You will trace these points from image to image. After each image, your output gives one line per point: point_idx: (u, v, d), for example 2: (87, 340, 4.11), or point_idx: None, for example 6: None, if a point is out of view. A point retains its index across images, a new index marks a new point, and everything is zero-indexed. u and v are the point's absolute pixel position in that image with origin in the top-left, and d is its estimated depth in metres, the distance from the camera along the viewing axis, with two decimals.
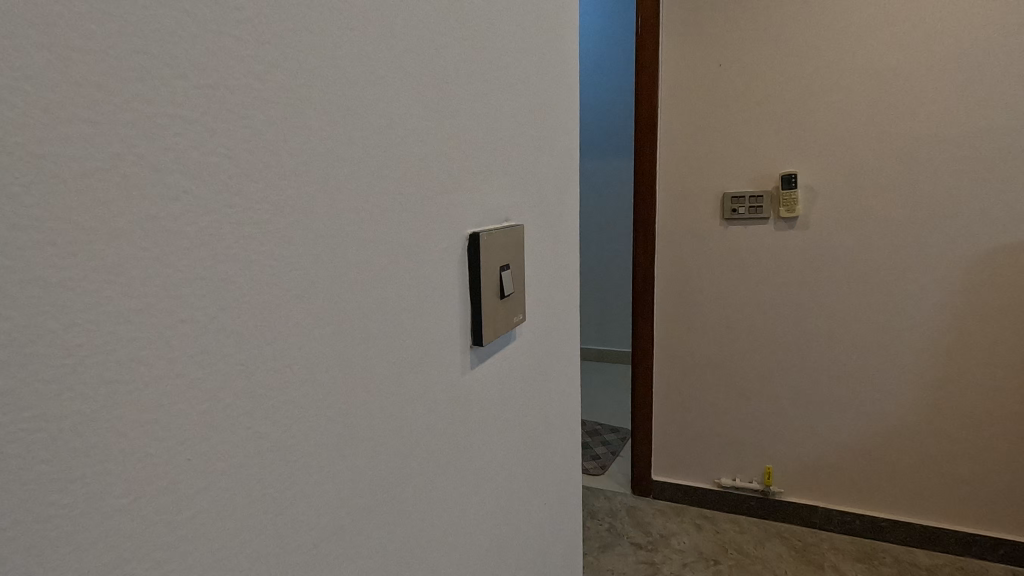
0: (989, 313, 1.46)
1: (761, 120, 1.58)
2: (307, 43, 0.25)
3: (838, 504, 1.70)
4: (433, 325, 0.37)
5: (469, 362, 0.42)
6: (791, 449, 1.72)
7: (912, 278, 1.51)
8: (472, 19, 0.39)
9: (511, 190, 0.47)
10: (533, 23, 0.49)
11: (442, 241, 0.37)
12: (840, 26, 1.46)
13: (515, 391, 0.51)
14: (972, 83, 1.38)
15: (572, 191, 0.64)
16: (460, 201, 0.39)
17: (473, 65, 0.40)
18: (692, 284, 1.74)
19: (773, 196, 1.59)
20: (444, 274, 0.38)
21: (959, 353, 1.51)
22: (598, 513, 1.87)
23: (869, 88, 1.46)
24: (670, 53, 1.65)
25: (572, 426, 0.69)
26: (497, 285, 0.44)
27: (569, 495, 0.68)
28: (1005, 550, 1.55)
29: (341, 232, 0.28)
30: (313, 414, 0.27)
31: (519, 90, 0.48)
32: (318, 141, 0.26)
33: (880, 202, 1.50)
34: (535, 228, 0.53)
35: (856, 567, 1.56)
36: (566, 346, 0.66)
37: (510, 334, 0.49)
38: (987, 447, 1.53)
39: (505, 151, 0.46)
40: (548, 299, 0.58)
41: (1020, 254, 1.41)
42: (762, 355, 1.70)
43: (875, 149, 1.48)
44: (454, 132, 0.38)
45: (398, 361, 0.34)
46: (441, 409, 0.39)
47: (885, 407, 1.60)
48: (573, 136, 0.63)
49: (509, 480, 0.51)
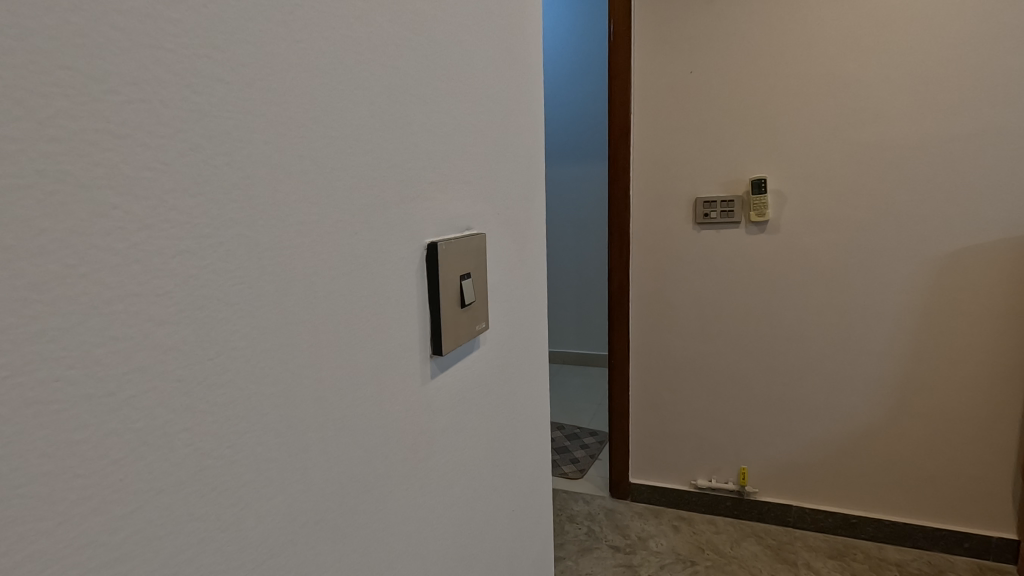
0: (951, 313, 1.51)
1: (731, 126, 1.61)
2: (251, 55, 0.25)
3: (811, 502, 1.73)
4: (390, 335, 0.37)
5: (429, 371, 0.42)
6: (765, 449, 1.75)
7: (879, 280, 1.55)
8: (427, 30, 0.39)
9: (472, 199, 0.47)
10: (492, 33, 0.50)
11: (399, 250, 0.38)
12: (808, 34, 1.49)
13: (480, 399, 0.51)
14: (930, 91, 1.43)
15: (537, 197, 0.65)
16: (418, 210, 0.39)
17: (429, 75, 0.40)
18: (667, 288, 1.76)
19: (743, 201, 1.63)
20: (401, 283, 0.38)
21: (924, 352, 1.55)
22: (577, 517, 1.87)
23: (834, 95, 1.50)
24: (641, 60, 1.67)
25: (542, 432, 0.70)
26: (458, 293, 0.44)
27: (539, 500, 0.69)
28: (970, 544, 1.59)
29: (289, 243, 0.28)
30: (262, 428, 0.27)
31: (479, 97, 0.48)
32: (263, 152, 0.26)
33: (846, 205, 1.54)
34: (497, 234, 0.53)
35: (829, 564, 1.59)
36: (535, 353, 0.66)
37: (473, 342, 0.49)
38: (951, 443, 1.57)
39: (466, 160, 0.46)
40: (513, 306, 0.58)
41: (978, 255, 1.46)
42: (734, 357, 1.72)
43: (840, 154, 1.52)
44: (411, 142, 0.38)
45: (354, 372, 0.34)
46: (400, 418, 0.38)
47: (855, 406, 1.63)
48: (537, 142, 0.64)
49: (476, 489, 0.51)
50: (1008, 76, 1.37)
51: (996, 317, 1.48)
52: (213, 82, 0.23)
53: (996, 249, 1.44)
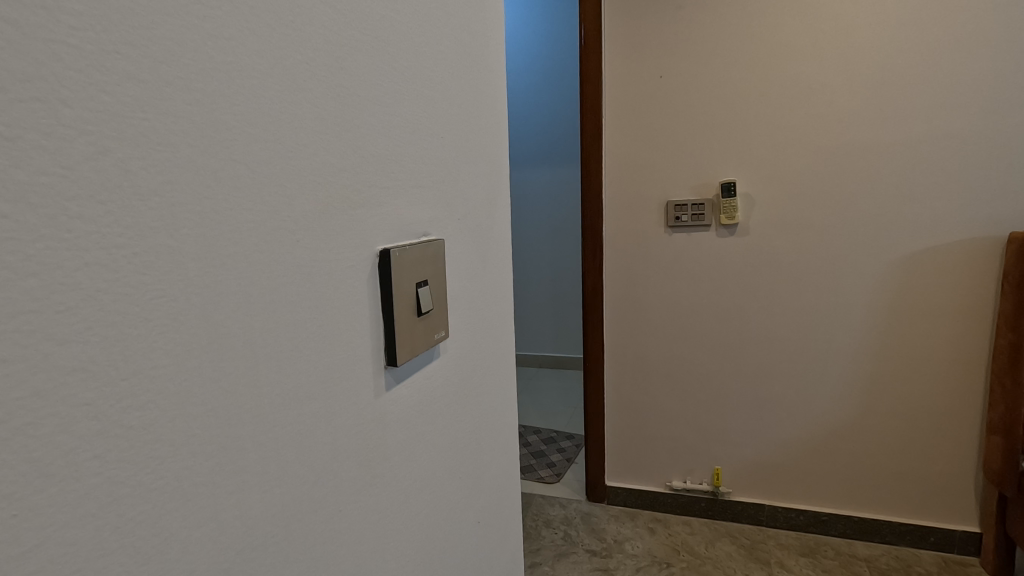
0: (914, 313, 1.55)
1: (700, 130, 1.62)
2: (173, 52, 0.24)
3: (783, 500, 1.75)
4: (338, 347, 0.36)
5: (383, 383, 0.41)
6: (738, 449, 1.76)
7: (845, 281, 1.58)
8: (376, 32, 0.38)
9: (428, 204, 0.46)
10: (448, 35, 0.49)
11: (348, 258, 0.36)
12: (773, 40, 1.52)
13: (440, 410, 0.49)
14: (890, 96, 1.46)
15: (501, 201, 0.64)
16: (368, 217, 0.38)
17: (379, 77, 0.39)
18: (640, 291, 1.77)
19: (714, 204, 1.64)
20: (351, 291, 0.37)
21: (889, 351, 1.58)
22: (554, 522, 1.86)
23: (800, 101, 1.53)
24: (612, 65, 1.68)
25: (509, 439, 0.69)
26: (414, 302, 0.43)
27: (507, 508, 0.68)
28: (935, 538, 1.63)
29: (219, 252, 0.26)
30: (189, 451, 0.25)
31: (434, 100, 0.47)
32: (187, 155, 0.24)
33: (812, 207, 1.56)
34: (457, 239, 0.52)
35: (801, 562, 1.61)
36: (500, 360, 0.65)
37: (432, 352, 0.48)
38: (915, 439, 1.61)
39: (422, 165, 0.45)
40: (475, 312, 0.57)
41: (939, 256, 1.50)
42: (708, 359, 1.74)
43: (806, 157, 1.55)
44: (360, 146, 0.37)
45: (297, 385, 0.32)
46: (351, 433, 0.37)
47: (824, 405, 1.66)
48: (500, 145, 0.63)
49: (437, 502, 0.49)
50: (964, 81, 1.41)
51: (958, 317, 1.52)
52: (125, 82, 0.22)
53: (956, 250, 1.48)
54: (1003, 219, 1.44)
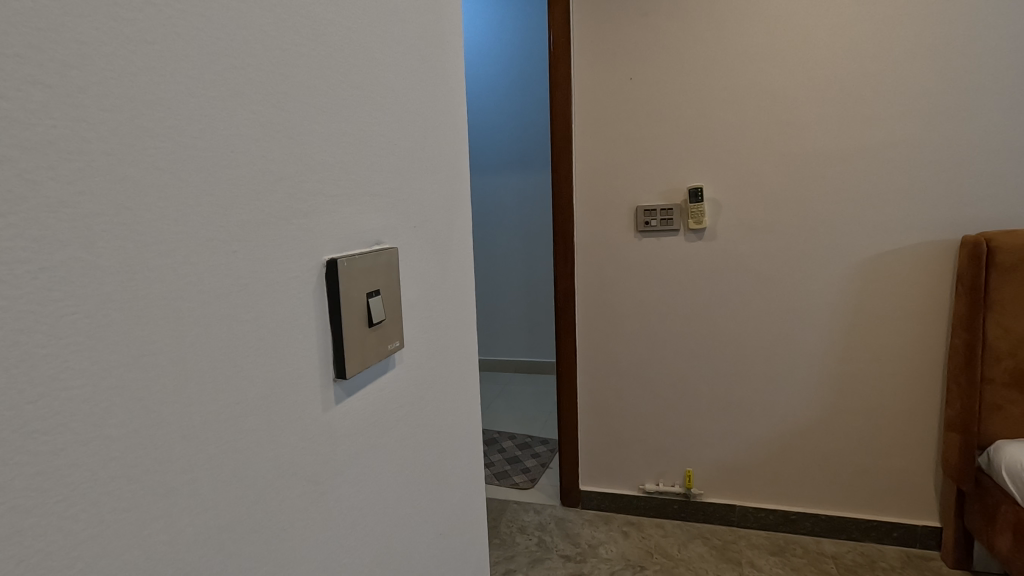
0: (875, 313, 1.59)
1: (668, 135, 1.65)
2: (85, 55, 0.22)
3: (753, 500, 1.78)
4: (282, 361, 0.34)
5: (333, 397, 0.40)
6: (709, 451, 1.78)
7: (809, 284, 1.61)
8: (321, 37, 0.37)
9: (381, 212, 0.45)
10: (401, 38, 0.48)
11: (292, 268, 0.35)
12: (737, 49, 1.55)
13: (396, 421, 0.48)
14: (849, 104, 1.50)
15: (461, 207, 0.63)
16: (315, 226, 0.37)
17: (325, 83, 0.38)
18: (611, 295, 1.78)
19: (682, 209, 1.66)
20: (295, 303, 0.36)
21: (852, 351, 1.62)
22: (528, 528, 1.85)
23: (762, 108, 1.56)
24: (581, 72, 1.69)
25: (474, 447, 0.68)
26: (365, 313, 0.42)
27: (471, 516, 0.67)
28: (899, 533, 1.67)
29: (142, 267, 0.25)
30: (108, 475, 0.24)
31: (387, 105, 0.46)
32: (102, 162, 0.23)
33: (777, 212, 1.60)
34: (412, 247, 0.51)
35: (771, 561, 1.64)
36: (462, 368, 0.64)
37: (386, 362, 0.47)
38: (878, 437, 1.65)
39: (374, 173, 0.44)
40: (434, 320, 0.56)
41: (896, 258, 1.54)
42: (678, 362, 1.76)
43: (770, 163, 1.58)
44: (305, 154, 0.36)
45: (236, 402, 0.31)
46: (297, 450, 0.36)
47: (791, 406, 1.69)
48: (459, 150, 0.62)
49: (393, 517, 0.48)
50: (918, 90, 1.46)
51: (917, 317, 1.56)
52: (28, 87, 0.21)
53: (913, 253, 1.53)
54: (955, 223, 1.49)
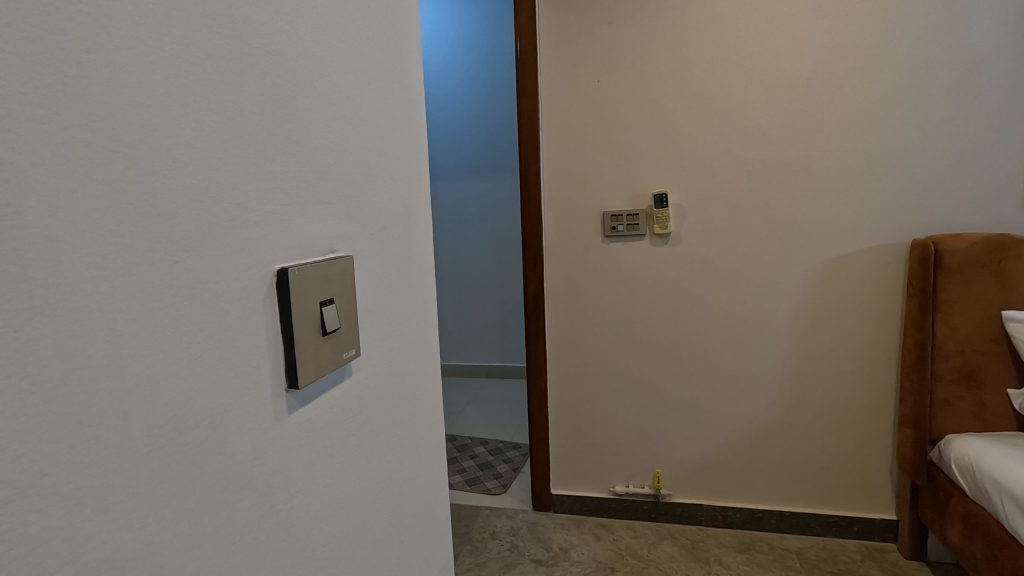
0: (834, 314, 1.64)
1: (634, 142, 1.68)
2: (11, 65, 0.22)
3: (720, 499, 1.82)
4: (230, 372, 0.34)
5: (285, 407, 0.39)
6: (678, 452, 1.81)
7: (770, 287, 1.66)
8: (269, 46, 0.37)
9: (335, 221, 0.45)
10: (355, 47, 0.48)
11: (241, 278, 0.35)
12: (699, 58, 1.59)
13: (352, 430, 0.48)
14: (806, 113, 1.56)
15: (421, 214, 0.63)
16: (264, 236, 0.37)
17: (274, 93, 0.38)
18: (580, 299, 1.80)
19: (647, 214, 1.70)
20: (245, 313, 0.35)
21: (812, 352, 1.68)
22: (500, 533, 1.85)
23: (724, 117, 1.60)
24: (548, 79, 1.71)
25: (437, 453, 0.68)
26: (318, 322, 0.42)
27: (435, 522, 0.67)
28: (858, 527, 1.72)
29: (75, 279, 0.25)
30: (39, 493, 0.23)
31: (340, 113, 0.46)
32: (29, 172, 0.23)
33: (740, 217, 1.64)
34: (369, 254, 0.51)
35: (738, 558, 1.67)
36: (424, 375, 0.64)
37: (342, 370, 0.47)
38: (838, 433, 1.70)
39: (328, 181, 0.44)
40: (393, 328, 0.56)
41: (852, 261, 1.60)
42: (647, 364, 1.78)
43: (732, 169, 1.62)
44: (253, 163, 0.36)
45: (181, 413, 0.31)
46: (246, 461, 0.35)
47: (756, 405, 1.73)
48: (418, 157, 0.62)
49: (351, 526, 0.48)
50: (870, 100, 1.52)
51: (872, 318, 1.62)
52: None
53: (868, 255, 1.59)
54: (905, 227, 1.55)
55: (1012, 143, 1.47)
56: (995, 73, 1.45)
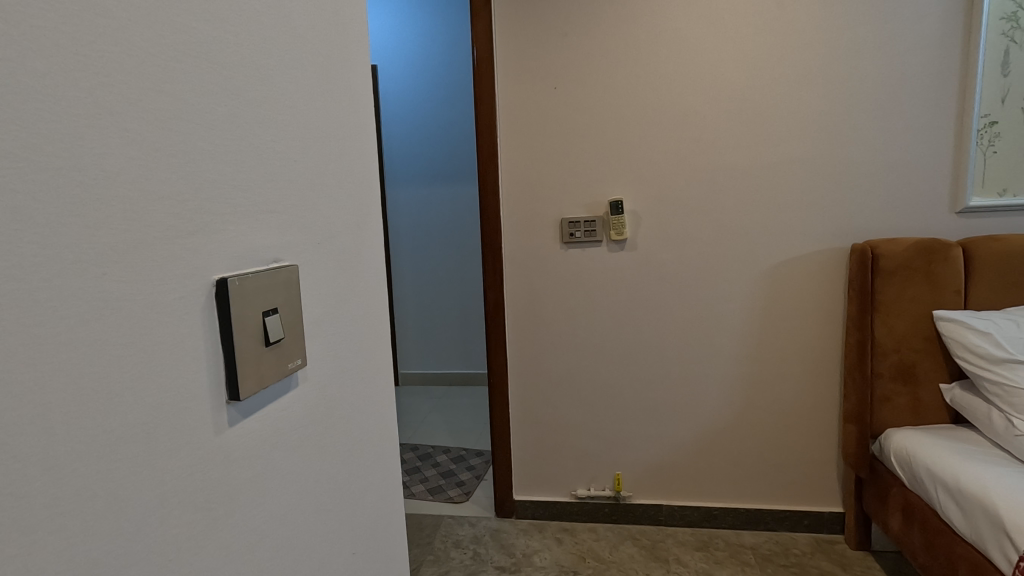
0: (782, 316, 1.71)
1: (589, 150, 1.71)
2: None
3: (678, 499, 1.86)
4: (166, 385, 0.33)
5: (225, 419, 0.39)
6: (636, 453, 1.85)
7: (721, 291, 1.72)
8: (205, 54, 0.37)
9: (278, 229, 0.45)
10: (299, 56, 0.48)
11: (177, 289, 0.34)
12: (652, 70, 1.64)
13: (299, 442, 0.48)
14: (752, 123, 1.62)
15: (372, 221, 0.63)
16: (202, 246, 0.36)
17: (211, 101, 0.37)
18: (539, 306, 1.81)
19: (604, 221, 1.73)
20: (181, 325, 0.35)
21: (762, 353, 1.74)
22: (463, 542, 1.84)
23: (675, 127, 1.66)
24: (505, 87, 1.72)
25: (391, 462, 0.68)
26: (260, 332, 0.41)
27: (389, 531, 0.67)
28: (808, 521, 1.79)
29: None
30: None
31: (284, 122, 0.46)
32: None
33: (691, 224, 1.70)
34: (316, 264, 0.50)
35: (696, 556, 1.71)
36: (376, 384, 0.64)
37: (288, 381, 0.46)
38: (787, 430, 1.77)
39: (271, 190, 0.44)
40: (341, 337, 0.55)
41: (798, 264, 1.67)
42: (606, 369, 1.81)
43: (684, 176, 1.67)
44: (190, 172, 0.35)
45: (112, 429, 0.30)
46: (182, 476, 0.35)
47: (711, 406, 1.79)
48: (368, 165, 0.62)
49: (298, 540, 0.47)
50: (813, 111, 1.60)
51: (817, 319, 1.69)
52: None
53: (812, 259, 1.66)
54: (845, 232, 1.64)
55: (938, 152, 1.57)
56: (922, 88, 1.55)
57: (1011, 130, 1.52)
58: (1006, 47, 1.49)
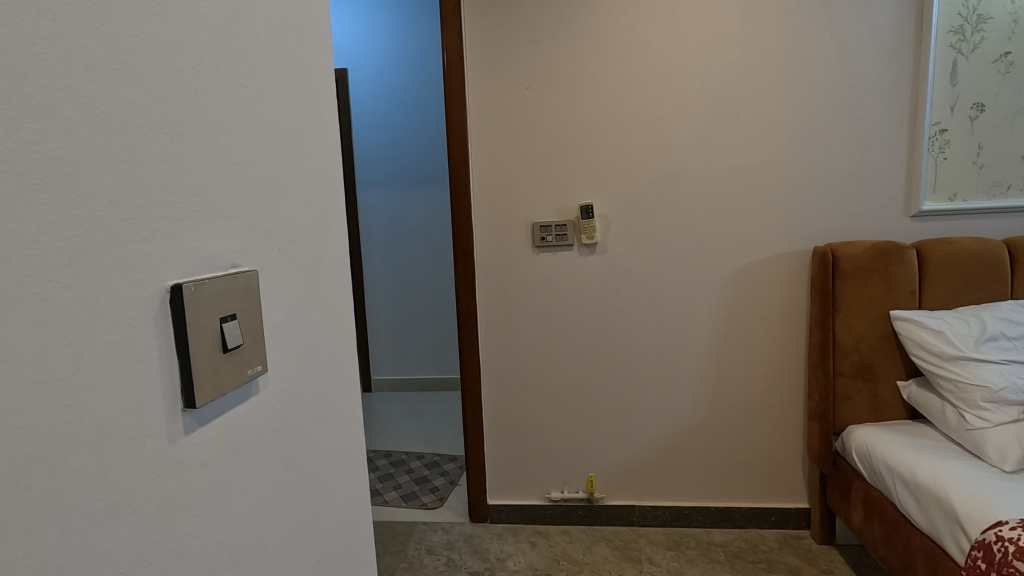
0: (748, 318, 1.75)
1: (560, 154, 1.72)
2: None
3: (649, 499, 1.88)
4: (117, 394, 0.33)
5: (181, 428, 0.38)
6: (608, 455, 1.87)
7: (689, 293, 1.75)
8: (158, 57, 0.36)
9: (237, 235, 0.44)
10: (258, 60, 0.48)
11: (129, 295, 0.34)
12: (621, 76, 1.67)
13: (259, 449, 0.47)
14: (717, 129, 1.66)
15: (336, 227, 0.63)
16: (155, 252, 0.36)
17: (164, 105, 0.37)
18: (512, 309, 1.82)
19: (574, 225, 1.75)
20: (134, 331, 0.34)
21: (729, 353, 1.78)
22: (437, 548, 1.83)
23: (643, 132, 1.69)
24: (475, 92, 1.73)
25: (358, 469, 0.67)
26: (217, 339, 0.41)
27: (356, 538, 0.66)
28: (776, 517, 1.83)
29: None
30: None
31: (242, 126, 0.45)
32: None
33: (660, 227, 1.73)
34: (276, 269, 0.50)
35: (667, 555, 1.74)
36: (340, 391, 0.63)
37: (247, 388, 0.46)
38: (755, 429, 1.81)
39: (230, 196, 0.44)
40: (303, 343, 0.55)
41: (762, 267, 1.71)
42: (578, 372, 1.83)
43: (652, 181, 1.70)
44: (141, 177, 0.35)
45: (57, 439, 0.29)
46: (135, 486, 0.34)
47: (681, 406, 1.82)
48: (332, 169, 0.62)
49: (259, 548, 0.47)
50: (775, 119, 1.64)
51: (782, 320, 1.74)
52: None
53: (776, 261, 1.71)
54: (806, 235, 1.69)
55: (893, 158, 1.63)
56: (877, 96, 1.61)
57: (959, 137, 1.60)
58: (953, 58, 1.56)
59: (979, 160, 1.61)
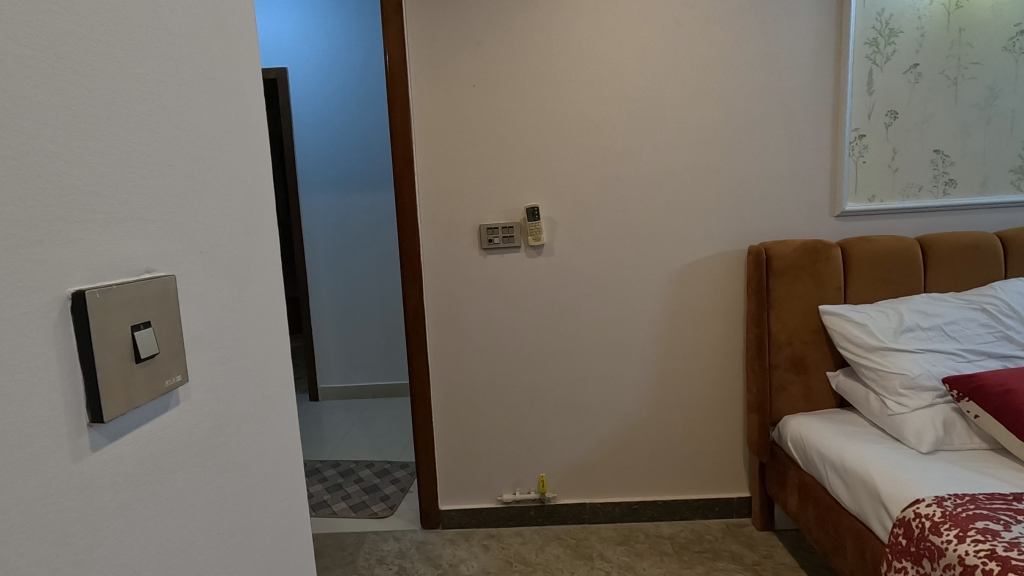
0: (690, 315, 1.81)
1: (505, 157, 1.73)
2: None
3: (599, 496, 1.91)
4: (9, 410, 0.30)
5: (87, 444, 0.36)
6: (559, 454, 1.88)
7: (634, 293, 1.79)
8: (55, 47, 0.34)
9: (150, 239, 0.42)
10: (176, 56, 0.46)
11: (22, 304, 0.31)
12: (563, 81, 1.69)
13: (180, 464, 0.45)
14: (657, 134, 1.71)
15: (267, 232, 0.60)
16: (53, 257, 0.33)
17: (63, 100, 0.34)
18: (460, 312, 1.81)
19: (521, 227, 1.76)
20: (29, 341, 0.32)
21: (673, 350, 1.83)
22: (388, 557, 1.79)
23: (586, 135, 1.72)
24: (419, 93, 1.71)
25: (295, 480, 0.65)
26: (128, 348, 0.39)
27: (293, 551, 0.64)
28: (720, 507, 1.90)
29: None
30: None
31: (155, 124, 0.43)
32: None
33: (604, 229, 1.76)
34: (196, 276, 0.48)
35: (618, 550, 1.77)
36: (273, 402, 0.61)
37: (166, 400, 0.43)
38: (698, 423, 1.87)
39: (141, 198, 0.41)
40: (229, 352, 0.52)
41: (703, 265, 1.78)
42: (527, 373, 1.84)
43: (596, 183, 1.74)
44: (35, 177, 0.32)
45: None
46: (32, 508, 0.31)
47: (628, 403, 1.85)
48: (262, 171, 0.60)
49: (181, 567, 0.44)
50: (710, 123, 1.71)
51: (721, 317, 1.81)
52: None
53: (714, 260, 1.77)
54: (741, 235, 1.76)
55: (818, 162, 1.73)
56: (804, 103, 1.70)
57: (877, 143, 1.71)
58: (869, 68, 1.67)
59: (895, 164, 1.73)
